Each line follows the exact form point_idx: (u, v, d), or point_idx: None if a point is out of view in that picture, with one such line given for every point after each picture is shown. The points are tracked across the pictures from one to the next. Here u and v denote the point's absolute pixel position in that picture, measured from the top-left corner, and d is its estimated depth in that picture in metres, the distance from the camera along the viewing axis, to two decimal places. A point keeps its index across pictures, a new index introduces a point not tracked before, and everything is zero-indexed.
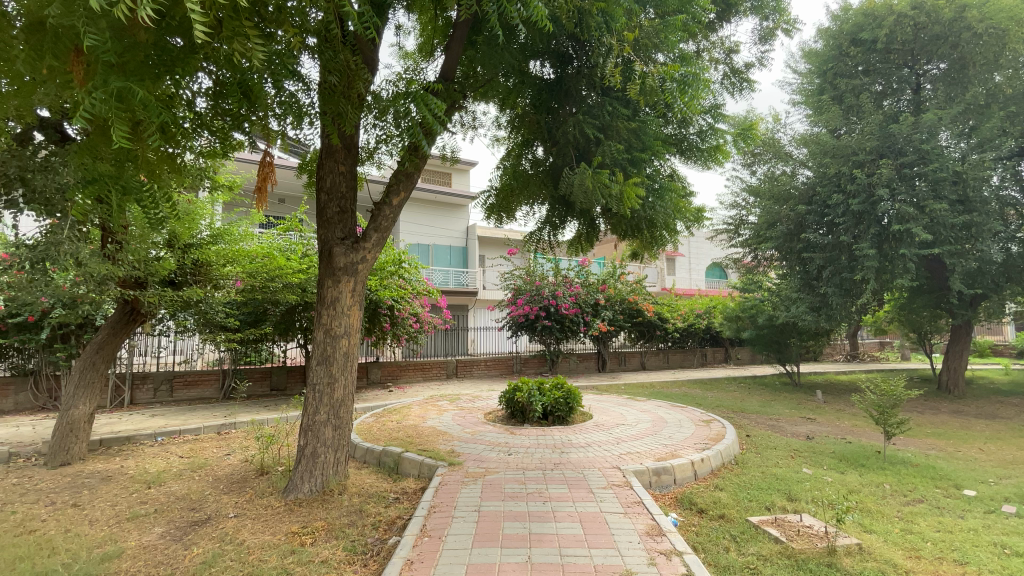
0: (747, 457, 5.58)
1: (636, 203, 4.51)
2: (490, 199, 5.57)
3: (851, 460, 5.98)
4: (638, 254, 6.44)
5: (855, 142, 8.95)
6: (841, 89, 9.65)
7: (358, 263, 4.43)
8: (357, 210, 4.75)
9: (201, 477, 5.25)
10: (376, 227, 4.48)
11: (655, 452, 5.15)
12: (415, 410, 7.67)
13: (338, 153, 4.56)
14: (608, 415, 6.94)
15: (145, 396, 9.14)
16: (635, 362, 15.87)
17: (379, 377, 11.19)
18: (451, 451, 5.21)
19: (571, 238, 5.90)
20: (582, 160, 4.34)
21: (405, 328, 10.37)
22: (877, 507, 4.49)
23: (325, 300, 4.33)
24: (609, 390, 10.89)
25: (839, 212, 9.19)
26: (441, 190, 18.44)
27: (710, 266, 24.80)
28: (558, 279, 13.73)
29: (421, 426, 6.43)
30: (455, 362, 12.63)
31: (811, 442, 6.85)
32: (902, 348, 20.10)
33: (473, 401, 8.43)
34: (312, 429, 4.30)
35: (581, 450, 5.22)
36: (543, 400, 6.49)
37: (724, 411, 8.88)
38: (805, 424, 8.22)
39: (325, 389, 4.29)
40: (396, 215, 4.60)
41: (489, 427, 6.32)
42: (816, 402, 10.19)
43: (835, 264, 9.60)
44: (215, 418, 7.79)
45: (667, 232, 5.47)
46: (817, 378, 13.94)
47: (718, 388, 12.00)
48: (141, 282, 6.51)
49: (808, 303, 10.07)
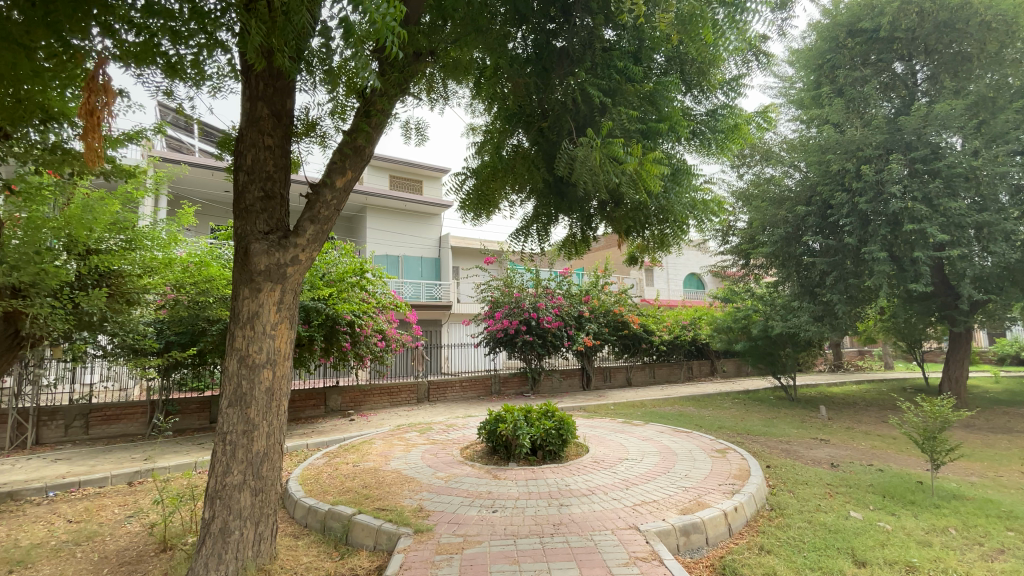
0: (783, 499, 4.60)
1: (655, 185, 3.51)
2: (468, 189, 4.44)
3: (896, 497, 5.08)
4: (639, 257, 5.39)
5: (861, 137, 8.28)
6: (840, 83, 9.04)
7: (287, 265, 3.24)
8: (289, 198, 3.64)
9: (82, 556, 3.90)
10: (312, 217, 3.33)
11: (677, 500, 4.11)
12: (377, 446, 6.45)
13: (264, 122, 3.49)
14: (607, 447, 5.84)
15: (53, 434, 7.66)
16: (621, 378, 14.90)
17: (339, 404, 9.89)
18: (418, 509, 4.04)
19: (564, 238, 4.86)
20: (588, 128, 3.33)
21: (368, 346, 9.16)
22: (966, 565, 3.55)
23: (240, 316, 3.15)
24: (600, 411, 9.85)
25: (844, 212, 8.51)
26: (411, 197, 17.31)
27: (688, 276, 24.34)
28: (538, 290, 12.76)
29: (382, 470, 5.21)
30: (428, 384, 11.37)
31: (839, 472, 5.95)
32: (886, 357, 19.83)
33: (447, 432, 7.24)
34: (221, 496, 3.11)
35: (584, 502, 4.12)
36: (531, 432, 5.38)
37: (729, 434, 7.95)
38: (822, 447, 7.33)
39: (240, 439, 3.12)
40: (339, 202, 3.44)
41: (466, 469, 5.16)
42: (821, 419, 9.39)
43: (840, 270, 8.87)
44: (131, 464, 6.38)
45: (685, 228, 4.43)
46: (812, 391, 13.25)
47: (713, 405, 11.12)
48: (20, 292, 5.15)
49: (810, 312, 9.30)
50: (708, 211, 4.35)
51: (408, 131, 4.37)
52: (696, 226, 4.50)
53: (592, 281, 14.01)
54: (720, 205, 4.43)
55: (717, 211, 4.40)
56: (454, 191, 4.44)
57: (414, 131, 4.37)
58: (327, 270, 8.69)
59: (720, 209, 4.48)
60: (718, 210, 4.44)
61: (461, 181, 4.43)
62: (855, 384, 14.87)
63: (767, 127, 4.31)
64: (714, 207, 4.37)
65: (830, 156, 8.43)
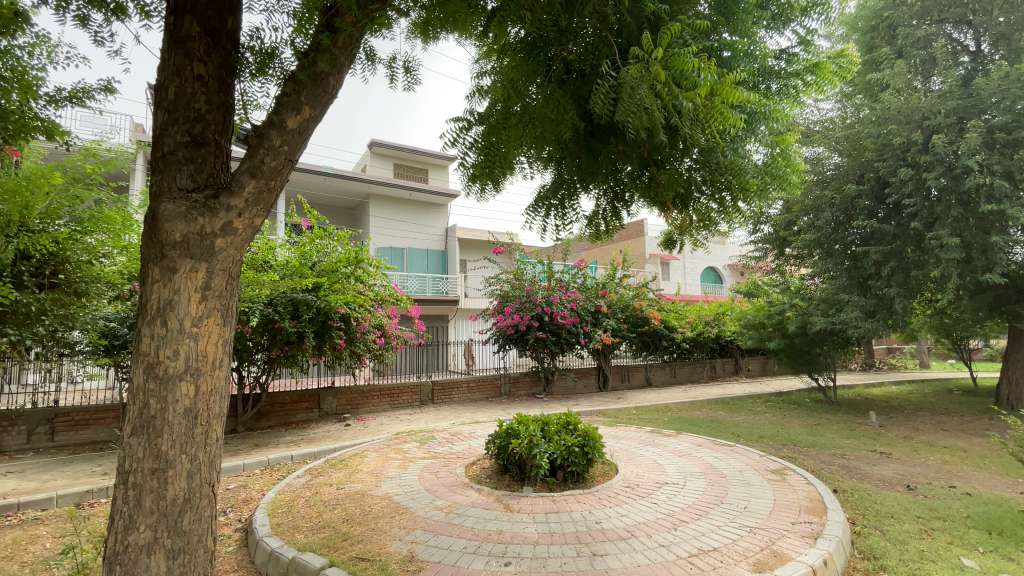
0: (875, 543, 3.60)
1: (731, 121, 2.63)
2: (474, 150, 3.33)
3: (1006, 533, 4.09)
4: (678, 241, 4.42)
5: (928, 103, 7.21)
6: (900, 44, 7.96)
7: (215, 235, 2.29)
8: (230, 148, 2.68)
9: None
10: (252, 168, 2.38)
11: (746, 550, 3.15)
12: (369, 461, 5.54)
13: (195, 43, 2.56)
14: (640, 467, 4.88)
15: (13, 442, 6.83)
16: (640, 378, 13.86)
17: (334, 408, 8.99)
18: (407, 560, 3.08)
19: (589, 215, 3.89)
20: (643, 37, 2.47)
21: (366, 344, 8.24)
22: None
23: (148, 308, 2.24)
24: (622, 416, 8.89)
25: (907, 189, 7.46)
26: (418, 186, 16.35)
27: (705, 270, 23.26)
28: (552, 283, 11.82)
29: (368, 497, 4.26)
30: (432, 386, 10.42)
31: (922, 498, 4.96)
32: (921, 355, 18.70)
33: (450, 443, 6.31)
34: (123, 560, 2.20)
35: (624, 550, 3.15)
36: (549, 450, 4.43)
37: (774, 444, 6.98)
38: (886, 464, 6.31)
39: (149, 481, 2.21)
40: (294, 147, 2.46)
41: (471, 496, 4.23)
42: (873, 428, 8.35)
43: (898, 259, 7.87)
44: (86, 481, 5.52)
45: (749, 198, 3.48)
46: (849, 393, 12.20)
47: (745, 409, 10.12)
48: None
49: (861, 307, 8.27)
50: (785, 179, 3.36)
51: (395, 75, 3.41)
52: (763, 199, 3.52)
53: (609, 274, 13.03)
54: (798, 173, 3.41)
55: (794, 179, 3.39)
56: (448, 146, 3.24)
57: (402, 73, 3.40)
58: (318, 260, 7.78)
59: (797, 178, 3.47)
60: (794, 179, 3.44)
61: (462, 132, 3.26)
62: (895, 386, 13.77)
63: (852, 71, 3.32)
64: (791, 174, 3.36)
65: (892, 127, 7.37)
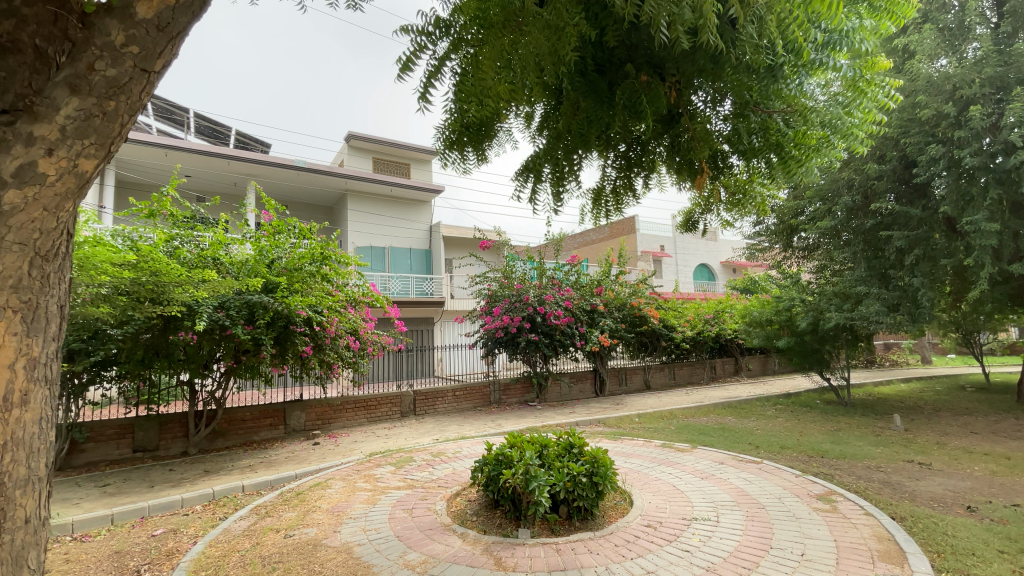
0: None
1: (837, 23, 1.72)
2: (457, 81, 2.18)
3: None
4: (701, 221, 3.50)
5: (960, 72, 6.53)
6: (924, 11, 7.28)
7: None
8: (41, 38, 1.63)
9: None
10: (74, 78, 1.46)
11: None
12: (333, 494, 4.58)
13: None
14: (660, 497, 4.03)
15: None
16: (638, 380, 13.03)
17: (302, 424, 8.02)
18: None
19: (594, 189, 2.89)
20: None
21: (336, 351, 7.26)
22: None
23: None
24: (625, 426, 8.01)
25: (938, 168, 6.76)
26: (398, 180, 15.39)
27: (698, 266, 22.54)
28: (543, 281, 10.99)
29: (320, 551, 3.32)
30: (414, 396, 9.42)
31: (994, 523, 4.18)
32: (924, 350, 18.25)
33: (432, 467, 5.38)
34: None
35: None
36: (548, 482, 3.54)
37: (801, 456, 6.16)
38: (932, 478, 5.49)
39: None
40: (148, 47, 1.54)
41: (454, 547, 3.31)
42: (901, 433, 7.59)
43: (926, 246, 7.21)
44: None
45: (805, 167, 2.58)
46: (861, 393, 11.49)
47: (756, 413, 9.32)
48: None
49: (884, 300, 7.54)
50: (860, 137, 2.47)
51: None
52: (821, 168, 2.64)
53: (603, 271, 12.20)
54: (869, 132, 2.57)
55: (864, 139, 2.55)
56: (419, 106, 1.88)
57: None
58: (278, 257, 6.79)
59: (868, 135, 2.62)
60: (862, 139, 2.60)
61: (418, 50, 1.90)
62: (905, 384, 13.12)
63: None
64: (862, 130, 2.49)
65: (920, 98, 6.66)
